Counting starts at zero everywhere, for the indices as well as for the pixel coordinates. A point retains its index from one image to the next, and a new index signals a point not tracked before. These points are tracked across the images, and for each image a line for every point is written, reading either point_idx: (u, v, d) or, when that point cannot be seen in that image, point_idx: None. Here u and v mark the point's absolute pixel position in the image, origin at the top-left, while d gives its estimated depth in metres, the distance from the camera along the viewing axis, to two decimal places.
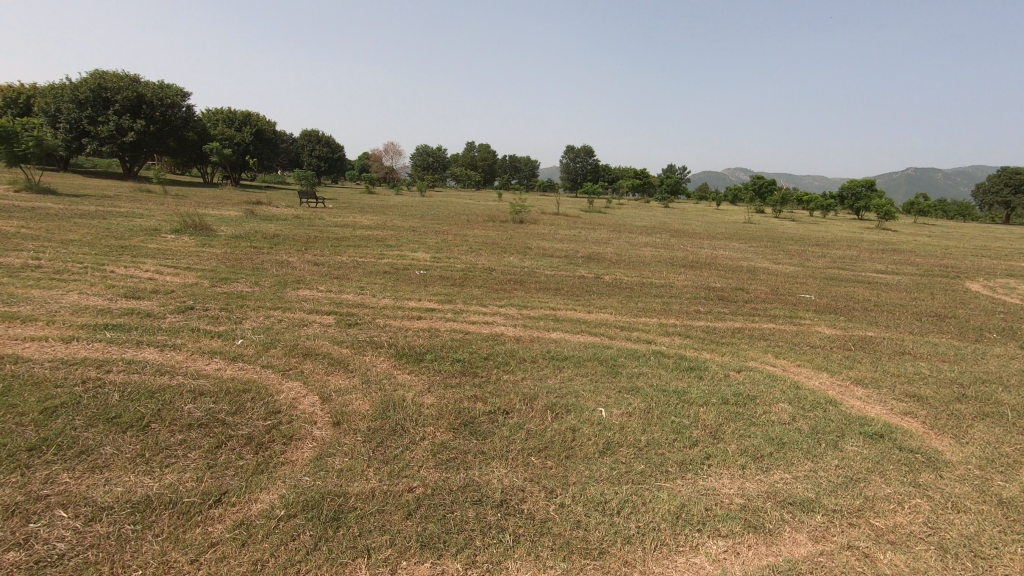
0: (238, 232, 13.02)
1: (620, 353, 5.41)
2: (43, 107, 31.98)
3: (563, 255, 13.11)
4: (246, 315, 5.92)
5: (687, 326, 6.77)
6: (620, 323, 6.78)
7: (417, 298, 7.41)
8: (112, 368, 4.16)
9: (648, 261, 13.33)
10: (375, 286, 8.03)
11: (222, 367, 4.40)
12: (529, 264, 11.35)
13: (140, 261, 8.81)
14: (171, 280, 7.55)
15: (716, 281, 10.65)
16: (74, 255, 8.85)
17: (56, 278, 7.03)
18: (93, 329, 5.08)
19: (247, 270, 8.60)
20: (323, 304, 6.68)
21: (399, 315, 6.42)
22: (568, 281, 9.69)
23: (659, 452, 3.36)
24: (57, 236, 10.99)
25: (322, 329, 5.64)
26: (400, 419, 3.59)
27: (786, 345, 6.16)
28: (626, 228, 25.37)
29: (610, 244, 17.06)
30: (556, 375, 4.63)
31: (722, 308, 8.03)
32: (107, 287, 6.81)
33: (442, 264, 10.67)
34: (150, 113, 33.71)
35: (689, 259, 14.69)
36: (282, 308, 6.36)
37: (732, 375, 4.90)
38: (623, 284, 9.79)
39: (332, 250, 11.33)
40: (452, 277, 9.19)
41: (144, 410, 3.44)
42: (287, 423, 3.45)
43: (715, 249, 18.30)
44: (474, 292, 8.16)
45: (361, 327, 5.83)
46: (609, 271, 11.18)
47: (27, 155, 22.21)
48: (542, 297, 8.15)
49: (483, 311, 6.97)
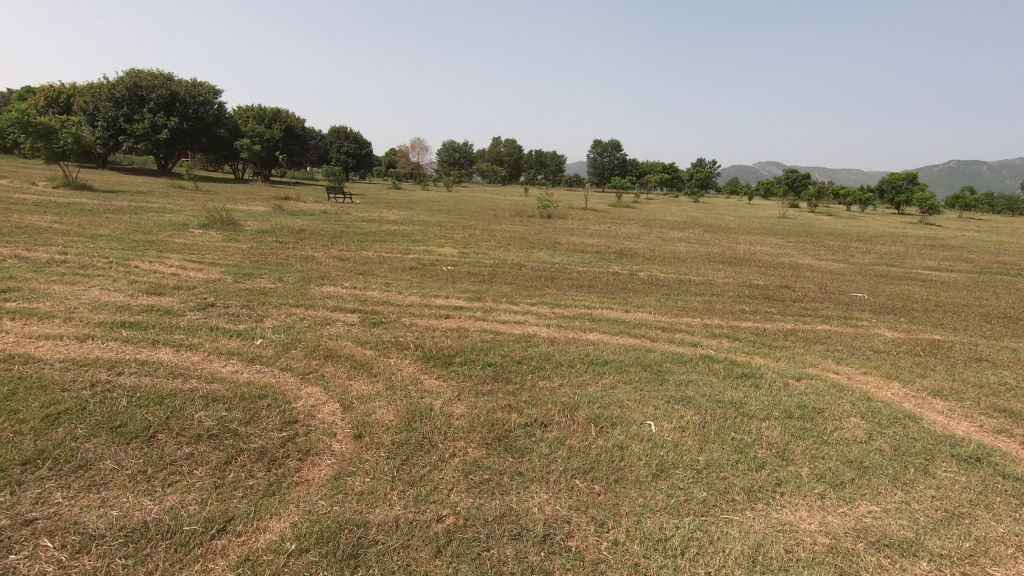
0: (264, 227, 12.93)
1: (664, 357, 4.96)
2: (81, 106, 32.80)
3: (594, 251, 12.64)
4: (268, 313, 5.67)
5: (733, 327, 6.27)
6: (660, 323, 6.32)
7: (444, 295, 7.08)
8: (123, 371, 3.91)
9: (684, 257, 12.76)
10: (401, 283, 7.72)
11: (239, 370, 4.12)
12: (560, 260, 10.92)
13: (165, 256, 8.69)
14: (194, 276, 7.38)
15: (758, 278, 10.06)
16: (102, 250, 8.80)
17: (81, 274, 6.93)
18: (110, 327, 4.88)
19: (271, 265, 8.40)
20: (347, 302, 6.39)
21: (426, 314, 6.08)
22: (600, 278, 9.23)
23: (721, 476, 2.93)
24: (88, 231, 11.03)
25: (345, 328, 5.33)
26: (427, 432, 3.24)
27: (846, 348, 5.62)
28: (657, 223, 24.65)
29: (642, 239, 16.50)
30: (596, 382, 4.22)
31: (769, 307, 7.48)
32: (130, 282, 6.67)
33: (470, 259, 10.34)
34: (183, 111, 34.26)
35: (727, 255, 14.06)
36: (305, 305, 6.09)
37: (792, 385, 4.41)
38: (660, 280, 9.30)
39: (358, 245, 11.10)
40: (481, 273, 8.83)
41: (151, 417, 3.17)
42: (304, 436, 3.13)
43: (752, 245, 17.56)
44: (504, 289, 7.78)
45: (386, 326, 5.52)
46: (643, 268, 10.67)
47: (66, 153, 22.69)
48: (576, 294, 7.74)
49: (514, 309, 6.60)
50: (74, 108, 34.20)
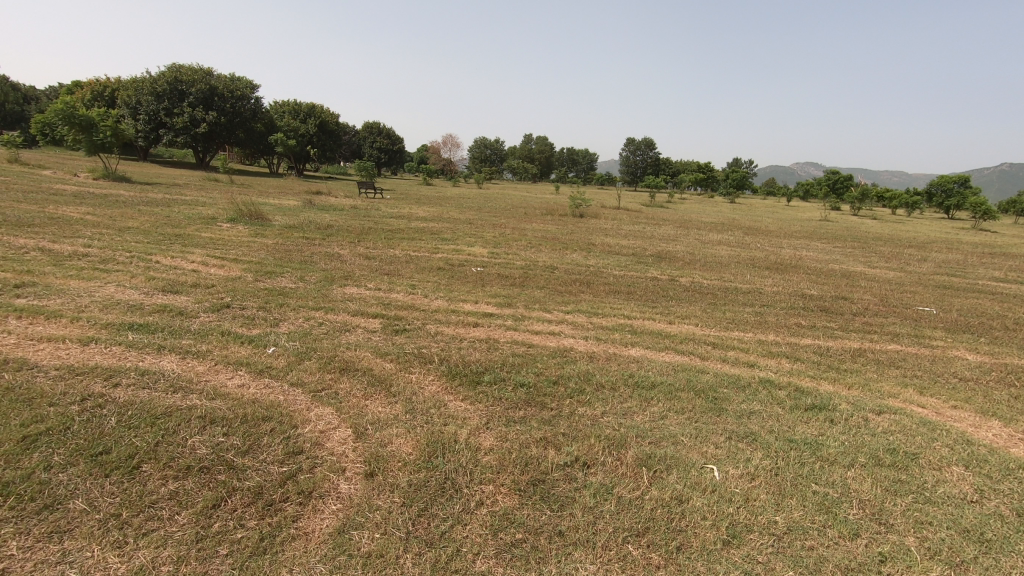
0: (292, 222, 12.72)
1: (719, 381, 4.39)
2: (125, 100, 33.58)
3: (630, 253, 12.04)
4: (285, 317, 5.30)
5: (792, 346, 5.64)
6: (709, 338, 5.73)
7: (473, 300, 6.62)
8: (120, 382, 3.55)
9: (726, 262, 12.06)
10: (428, 285, 7.30)
11: (246, 384, 3.72)
12: (596, 263, 10.34)
13: (189, 251, 8.48)
14: (215, 273, 7.10)
15: (811, 287, 9.32)
16: (127, 244, 8.63)
17: (100, 268, 6.71)
18: (117, 330, 4.56)
19: (294, 262, 8.09)
20: (369, 306, 5.98)
21: (452, 322, 5.63)
22: (639, 284, 8.64)
23: (807, 545, 2.39)
24: (118, 224, 10.95)
25: (365, 337, 4.91)
26: (451, 471, 2.77)
27: (926, 375, 4.94)
28: (694, 225, 23.82)
29: (680, 242, 15.78)
30: (644, 412, 3.69)
31: (828, 322, 6.80)
32: (147, 279, 6.40)
33: (501, 260, 9.88)
34: (221, 105, 34.74)
35: (772, 260, 13.24)
36: (324, 309, 5.70)
37: (872, 420, 3.79)
38: (704, 288, 8.67)
39: (385, 243, 10.76)
40: (511, 276, 8.35)
41: (137, 443, 2.78)
42: (308, 472, 2.70)
43: (797, 250, 16.63)
44: (537, 294, 7.28)
45: (409, 335, 5.08)
46: (684, 273, 10.02)
47: (106, 144, 23.07)
48: (614, 302, 7.19)
49: (547, 317, 6.10)
50: (117, 101, 34.97)
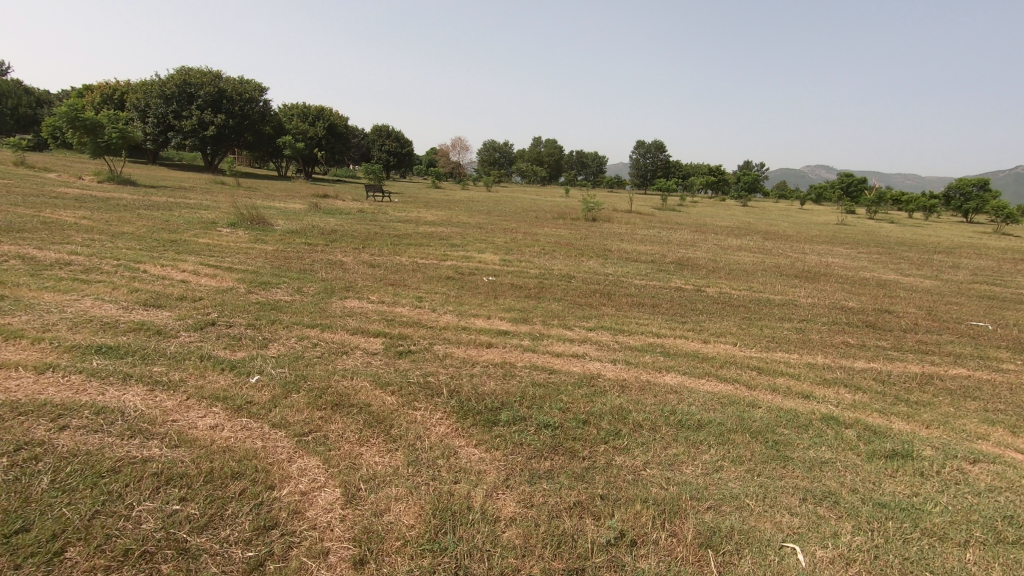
0: (295, 227, 12.20)
1: (775, 418, 3.75)
2: (134, 103, 33.49)
3: (649, 260, 11.41)
4: (276, 337, 4.71)
5: (847, 370, 4.98)
6: (752, 360, 5.07)
7: (485, 315, 6.02)
8: (69, 424, 2.98)
9: (752, 269, 11.40)
10: (436, 297, 6.71)
11: (219, 425, 3.13)
12: (614, 271, 9.72)
13: (182, 258, 7.97)
14: (205, 283, 6.55)
15: (848, 299, 8.63)
16: (118, 250, 8.14)
17: (81, 279, 6.18)
18: (82, 353, 4.00)
19: (293, 272, 7.54)
20: (371, 322, 5.39)
21: (462, 341, 5.02)
22: (663, 295, 8.00)
23: None
24: (113, 228, 10.48)
25: (364, 362, 4.31)
26: (464, 556, 2.18)
27: (1011, 408, 4.27)
28: (710, 229, 23.13)
29: (699, 247, 15.13)
30: (695, 463, 3.05)
31: (878, 341, 6.12)
32: (129, 291, 5.85)
33: (514, 268, 9.28)
34: (230, 108, 34.50)
35: (799, 268, 12.51)
36: (320, 326, 5.11)
37: (970, 473, 3.14)
38: (733, 299, 8.02)
39: (391, 250, 10.21)
40: (526, 286, 7.74)
41: (68, 516, 2.20)
42: (279, 559, 2.12)
43: (820, 256, 15.88)
44: (554, 308, 6.65)
45: (414, 358, 4.49)
46: (710, 282, 9.36)
47: (112, 146, 22.69)
48: (639, 316, 6.57)
49: (568, 335, 5.48)
50: (126, 104, 34.89)
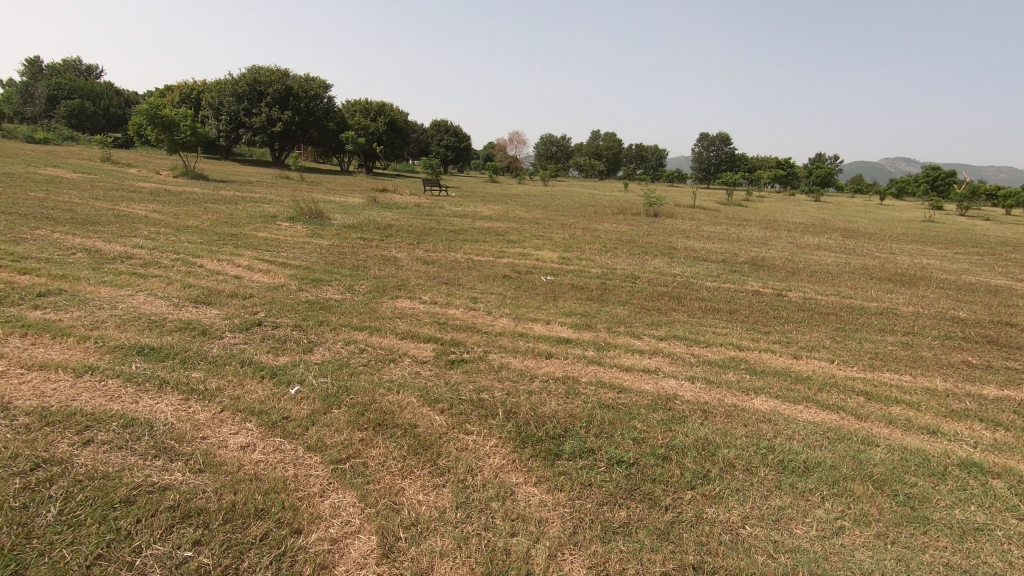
0: (351, 221, 12.13)
1: (902, 461, 3.06)
2: (209, 101, 35.10)
3: (720, 260, 10.57)
4: (321, 340, 4.42)
5: (978, 399, 4.16)
6: (858, 383, 4.34)
7: (543, 319, 5.53)
8: (93, 438, 2.74)
9: (837, 271, 10.34)
10: (491, 298, 6.28)
11: (251, 446, 2.81)
12: (683, 271, 8.99)
13: (238, 253, 7.93)
14: (258, 280, 6.42)
15: (958, 309, 7.55)
16: (179, 244, 8.21)
17: (138, 273, 6.16)
18: (123, 355, 3.82)
19: (346, 268, 7.32)
20: (422, 326, 5.02)
21: (520, 351, 4.56)
22: (740, 299, 7.25)
23: None
24: (179, 222, 10.71)
25: (412, 372, 3.93)
26: None
27: None
28: (782, 225, 21.67)
29: (774, 246, 14.02)
30: (808, 522, 2.46)
31: (1008, 362, 5.19)
32: (182, 287, 5.77)
33: (574, 267, 8.74)
34: (296, 105, 35.51)
35: (891, 270, 11.28)
36: (369, 329, 4.79)
37: None
38: (821, 306, 7.16)
39: (446, 246, 9.89)
40: (587, 287, 7.19)
41: (64, 564, 1.90)
42: None
43: (912, 257, 14.38)
44: (620, 312, 6.08)
45: (467, 369, 4.06)
46: (792, 285, 8.48)
47: (186, 143, 23.66)
48: (715, 323, 5.90)
49: (637, 345, 4.91)
50: (202, 103, 36.65)
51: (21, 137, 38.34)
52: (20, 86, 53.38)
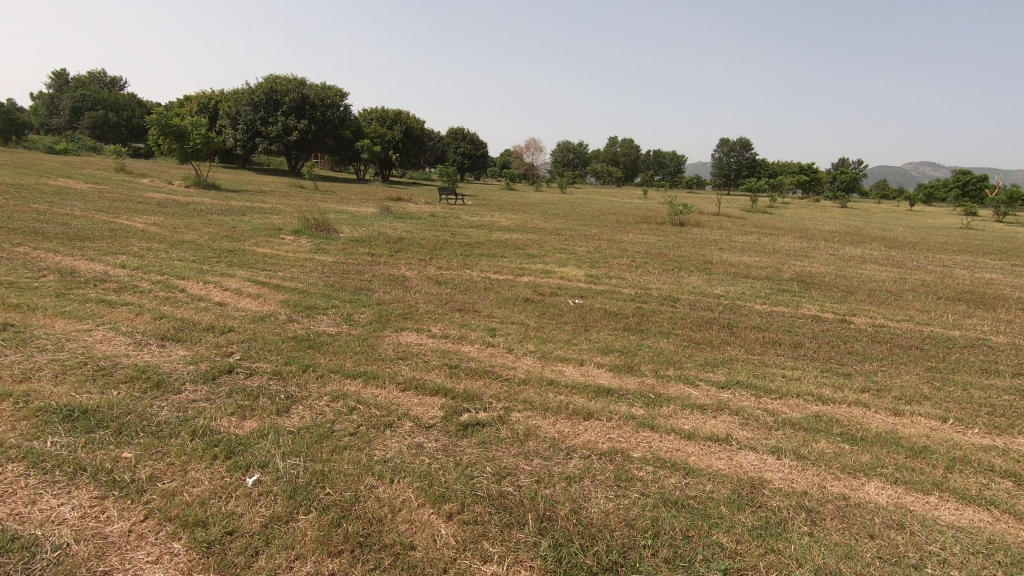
0: (360, 234, 11.33)
1: None
2: (226, 111, 34.91)
3: (764, 276, 9.57)
4: (302, 396, 3.54)
5: None
6: (995, 457, 3.31)
7: (575, 360, 4.58)
8: None
9: (897, 289, 9.26)
10: (513, 329, 5.37)
11: None
12: (726, 291, 8.01)
13: (230, 273, 7.15)
14: (245, 307, 5.59)
15: None
16: (168, 263, 7.46)
17: (107, 300, 5.37)
18: (43, 420, 2.98)
19: (348, 291, 6.48)
20: (428, 371, 4.11)
21: (551, 408, 3.61)
22: (801, 328, 6.22)
23: None
24: (176, 236, 10.02)
25: (412, 445, 3.02)
26: None
27: None
28: (816, 235, 20.51)
29: (816, 259, 12.94)
30: None
31: None
32: (152, 318, 4.95)
33: (603, 287, 7.81)
34: (312, 113, 35.10)
35: (956, 287, 10.13)
36: (364, 376, 3.91)
37: None
38: (898, 336, 6.11)
39: (461, 262, 9.02)
40: (621, 314, 6.25)
41: None
42: None
43: (968, 271, 13.10)
44: (664, 348, 5.11)
45: (484, 440, 3.14)
46: (854, 308, 7.45)
47: (197, 152, 23.10)
48: (782, 363, 4.92)
49: (697, 398, 3.94)
50: (220, 113, 36.52)
51: (42, 148, 38.58)
52: (46, 98, 54.03)
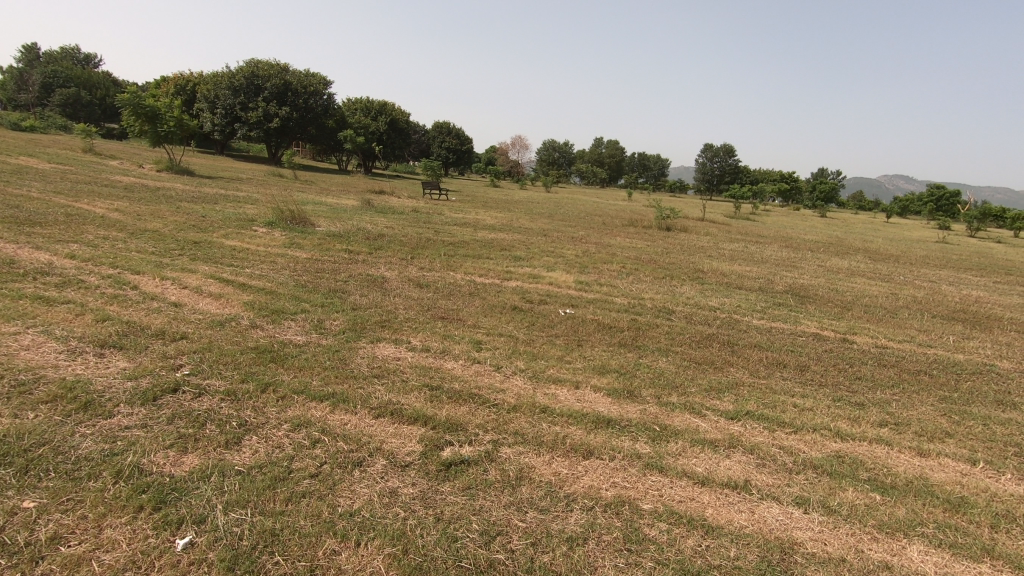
0: (338, 228, 10.74)
1: None
2: (204, 94, 33.70)
3: (758, 288, 9.26)
4: (257, 424, 3.02)
5: None
6: None
7: (569, 382, 4.14)
8: None
9: (891, 306, 9.04)
10: (500, 342, 4.91)
11: None
12: (721, 303, 7.67)
13: (192, 268, 6.54)
14: (204, 309, 5.03)
15: None
16: (124, 254, 6.81)
17: (45, 297, 4.75)
18: None
19: (321, 293, 5.94)
20: (406, 393, 3.63)
21: (545, 443, 3.16)
22: (803, 347, 5.89)
23: None
24: (138, 224, 9.31)
25: (385, 492, 2.55)
26: None
27: None
28: (801, 244, 20.47)
29: (806, 270, 12.75)
30: None
31: None
32: (94, 320, 4.36)
33: (594, 295, 7.39)
34: (295, 101, 34.12)
35: (947, 304, 9.99)
36: (331, 399, 3.41)
37: None
38: (903, 359, 5.81)
39: (445, 262, 8.52)
40: (616, 327, 5.84)
41: None
42: None
43: (955, 287, 13.01)
44: (665, 369, 4.70)
45: (470, 485, 2.68)
46: (853, 326, 7.17)
47: (171, 135, 22.10)
48: (791, 389, 4.55)
49: (706, 432, 3.52)
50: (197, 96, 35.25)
51: (6, 124, 36.80)
52: (13, 70, 51.51)
